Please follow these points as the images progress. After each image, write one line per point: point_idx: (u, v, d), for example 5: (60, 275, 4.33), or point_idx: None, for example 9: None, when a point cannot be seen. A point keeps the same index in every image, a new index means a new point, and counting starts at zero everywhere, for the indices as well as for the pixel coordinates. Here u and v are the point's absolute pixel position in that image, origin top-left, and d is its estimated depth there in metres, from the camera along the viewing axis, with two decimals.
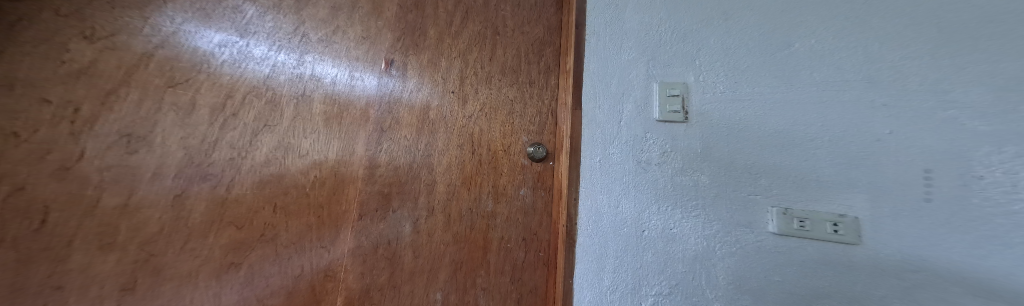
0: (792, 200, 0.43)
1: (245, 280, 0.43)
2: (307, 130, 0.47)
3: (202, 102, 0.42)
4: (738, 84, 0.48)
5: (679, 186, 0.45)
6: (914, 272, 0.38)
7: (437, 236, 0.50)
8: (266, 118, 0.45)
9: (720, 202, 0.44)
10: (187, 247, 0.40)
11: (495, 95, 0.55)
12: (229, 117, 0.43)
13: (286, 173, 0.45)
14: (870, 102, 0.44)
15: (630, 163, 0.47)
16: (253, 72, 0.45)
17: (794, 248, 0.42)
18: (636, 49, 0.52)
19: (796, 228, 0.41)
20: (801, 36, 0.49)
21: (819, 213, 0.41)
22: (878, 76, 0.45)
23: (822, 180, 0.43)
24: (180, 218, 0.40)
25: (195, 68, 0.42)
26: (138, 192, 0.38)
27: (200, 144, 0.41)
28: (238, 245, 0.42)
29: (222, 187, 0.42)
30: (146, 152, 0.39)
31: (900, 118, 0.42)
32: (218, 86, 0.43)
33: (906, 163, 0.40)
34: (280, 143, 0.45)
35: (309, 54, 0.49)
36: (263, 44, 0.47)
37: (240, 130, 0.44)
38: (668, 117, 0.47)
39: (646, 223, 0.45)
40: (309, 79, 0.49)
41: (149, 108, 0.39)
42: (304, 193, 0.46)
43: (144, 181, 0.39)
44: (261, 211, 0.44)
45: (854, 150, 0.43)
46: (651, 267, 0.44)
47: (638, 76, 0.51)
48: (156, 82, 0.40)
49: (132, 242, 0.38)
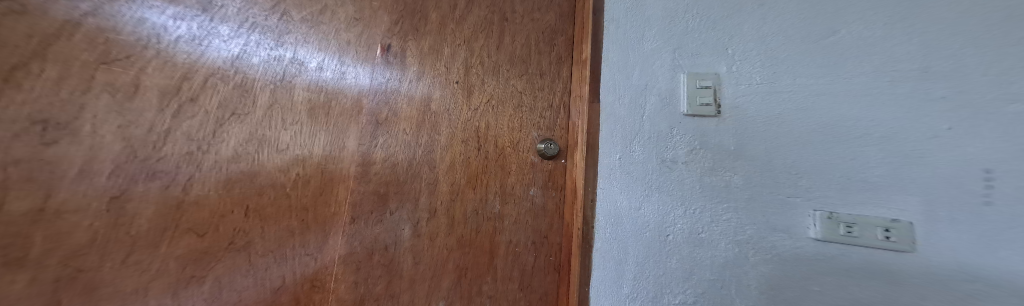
0: (836, 204, 0.38)
1: (211, 296, 0.32)
2: (287, 120, 0.36)
3: (150, 83, 0.28)
4: (775, 74, 0.43)
5: (709, 187, 0.41)
6: (970, 282, 0.33)
7: (440, 241, 0.45)
8: (233, 105, 0.33)
9: (755, 205, 0.40)
10: (130, 260, 0.28)
11: (502, 87, 0.51)
12: (186, 102, 0.30)
13: (260, 170, 0.34)
14: (927, 94, 0.38)
15: (652, 162, 0.43)
16: (214, 57, 0.32)
17: (837, 255, 0.37)
18: (659, 37, 0.48)
19: (841, 235, 0.37)
20: (851, 19, 0.43)
21: (868, 218, 0.36)
22: (935, 65, 0.38)
23: (867, 180, 0.37)
24: (120, 226, 0.27)
25: (140, 42, 0.28)
26: (59, 192, 0.24)
27: (146, 135, 0.28)
28: (199, 256, 0.31)
29: (178, 186, 0.30)
30: (71, 144, 0.24)
31: (961, 111, 0.36)
32: (170, 65, 0.29)
33: (964, 162, 0.35)
34: (252, 136, 0.34)
35: (289, 34, 0.37)
36: (231, 21, 0.34)
37: (201, 120, 0.31)
38: (697, 111, 0.42)
39: (670, 228, 0.42)
40: (290, 63, 0.37)
41: (72, 88, 0.24)
42: (283, 194, 0.36)
43: (68, 179, 0.24)
44: (229, 215, 0.33)
45: (909, 147, 0.37)
46: (674, 274, 0.41)
47: (662, 67, 0.46)
48: (83, 56, 0.25)
49: (54, 255, 0.24)
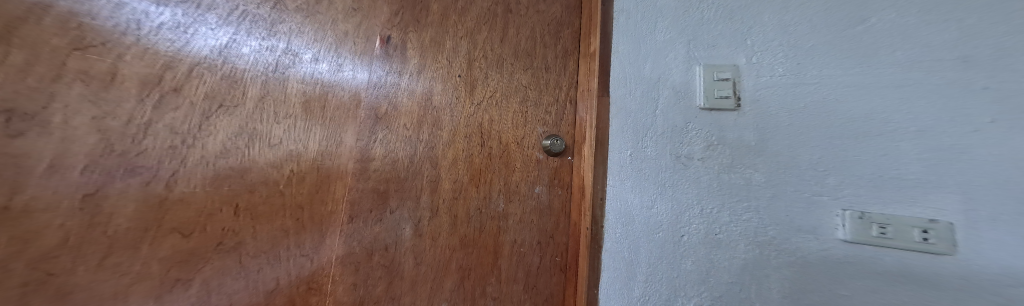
0: (866, 202, 0.35)
1: (199, 300, 0.32)
2: (280, 114, 0.36)
3: (128, 72, 0.27)
4: (801, 65, 0.40)
5: (727, 185, 0.38)
6: (1014, 288, 0.29)
7: (442, 240, 0.44)
8: (221, 96, 0.32)
9: (778, 204, 0.37)
10: (107, 262, 0.27)
11: (506, 81, 0.49)
12: (169, 92, 0.29)
13: (251, 166, 0.34)
14: (970, 84, 0.34)
15: (666, 159, 0.41)
16: (200, 45, 0.31)
17: (868, 258, 0.34)
18: (672, 28, 0.45)
19: (873, 236, 0.33)
20: (881, 6, 0.40)
21: (902, 218, 0.33)
22: (983, 52, 0.34)
23: (900, 177, 0.34)
24: (95, 225, 0.26)
25: (117, 29, 0.27)
26: (26, 188, 0.23)
27: (125, 127, 0.27)
28: (185, 258, 0.31)
29: (160, 183, 0.29)
30: (40, 136, 0.23)
31: (1005, 103, 0.32)
32: (151, 53, 0.29)
33: (1013, 158, 0.31)
34: (243, 129, 0.33)
35: (283, 23, 0.37)
36: (220, 8, 0.34)
37: (185, 112, 0.30)
38: (715, 104, 0.40)
39: (685, 228, 0.39)
40: (283, 53, 0.36)
41: (40, 76, 0.23)
42: (277, 192, 0.35)
43: (37, 175, 0.23)
44: (217, 214, 0.32)
45: (948, 142, 0.33)
46: (689, 277, 0.39)
47: (676, 59, 0.44)
48: (53, 42, 0.24)
49: (21, 259, 0.23)
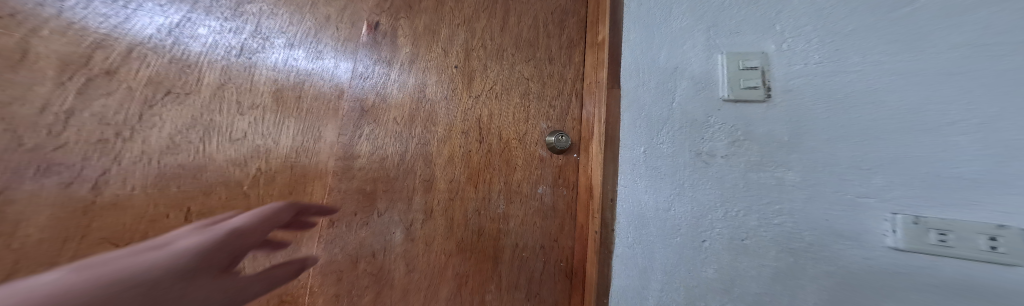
0: (915, 201, 0.24)
1: None
2: (243, 106, 0.35)
3: (44, 51, 0.27)
4: (838, 52, 0.29)
5: (752, 184, 0.32)
6: None
7: (436, 245, 0.42)
8: (170, 82, 0.32)
9: (811, 206, 0.29)
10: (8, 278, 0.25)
11: (506, 74, 0.46)
12: (99, 75, 0.29)
13: (209, 162, 0.33)
14: None
15: (684, 155, 0.36)
16: (143, 24, 0.31)
17: (925, 273, 0.24)
18: (692, 10, 0.39)
19: (934, 246, 0.23)
20: None
21: (969, 223, 0.22)
22: None
23: (961, 177, 0.23)
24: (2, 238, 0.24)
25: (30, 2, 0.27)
26: None
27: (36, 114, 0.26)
28: None
29: (83, 184, 0.28)
30: None
31: None
32: (76, 34, 0.28)
33: None
34: (197, 122, 0.33)
35: (251, 3, 0.37)
36: None
37: (119, 101, 0.30)
38: (740, 95, 0.33)
39: (706, 232, 0.35)
40: (251, 36, 0.36)
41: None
42: (238, 193, 0.35)
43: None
44: (161, 220, 0.31)
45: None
46: (711, 286, 0.34)
47: (694, 45, 0.37)
48: None
49: None
